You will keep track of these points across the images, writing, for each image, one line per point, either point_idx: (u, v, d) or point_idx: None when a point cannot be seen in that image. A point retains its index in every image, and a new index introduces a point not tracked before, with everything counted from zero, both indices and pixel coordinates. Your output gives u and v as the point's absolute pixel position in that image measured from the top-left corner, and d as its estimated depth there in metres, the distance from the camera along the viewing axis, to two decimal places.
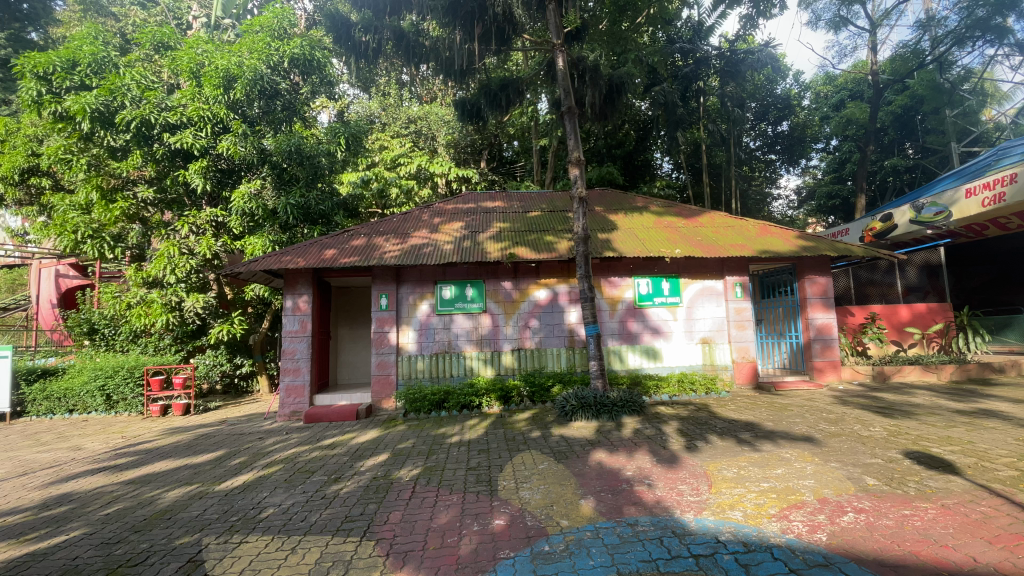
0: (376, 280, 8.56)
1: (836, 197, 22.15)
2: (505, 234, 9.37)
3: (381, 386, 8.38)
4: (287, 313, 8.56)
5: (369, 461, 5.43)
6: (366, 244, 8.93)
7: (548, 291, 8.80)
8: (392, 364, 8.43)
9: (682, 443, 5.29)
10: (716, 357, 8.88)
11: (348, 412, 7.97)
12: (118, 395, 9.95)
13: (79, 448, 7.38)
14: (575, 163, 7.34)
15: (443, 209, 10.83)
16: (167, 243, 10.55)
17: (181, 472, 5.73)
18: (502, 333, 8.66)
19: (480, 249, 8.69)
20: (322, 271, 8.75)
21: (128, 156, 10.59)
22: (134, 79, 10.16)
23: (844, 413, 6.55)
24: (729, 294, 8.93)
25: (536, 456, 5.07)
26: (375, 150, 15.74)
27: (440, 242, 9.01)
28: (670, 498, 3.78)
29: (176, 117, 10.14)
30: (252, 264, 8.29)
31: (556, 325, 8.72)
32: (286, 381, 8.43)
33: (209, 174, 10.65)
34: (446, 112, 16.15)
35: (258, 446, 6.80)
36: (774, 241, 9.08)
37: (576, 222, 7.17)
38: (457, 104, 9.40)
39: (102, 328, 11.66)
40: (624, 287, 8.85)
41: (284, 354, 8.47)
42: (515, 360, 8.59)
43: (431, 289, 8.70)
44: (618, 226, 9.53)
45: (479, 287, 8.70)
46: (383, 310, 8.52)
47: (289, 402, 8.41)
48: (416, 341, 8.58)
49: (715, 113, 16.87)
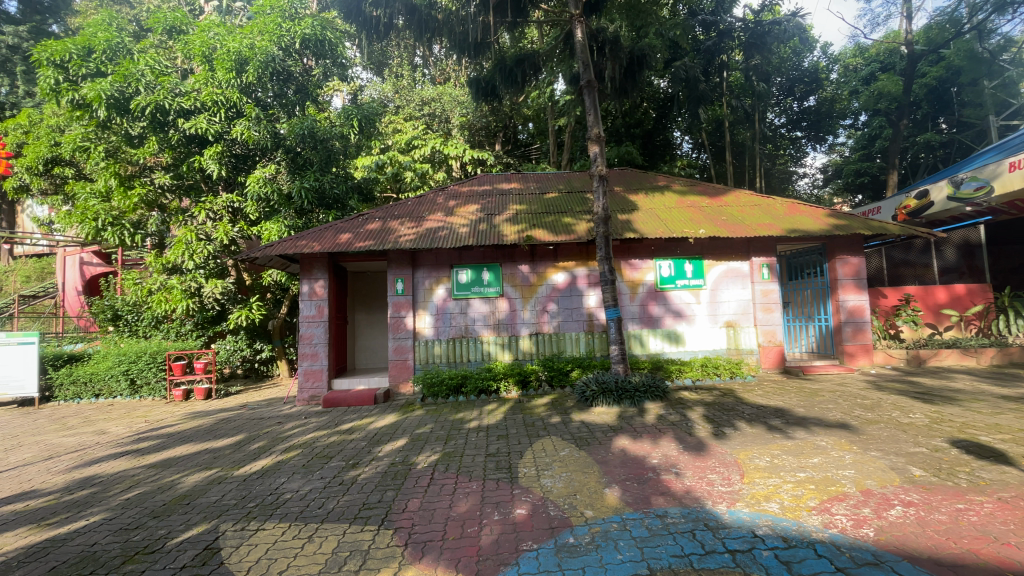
0: (392, 264, 8.45)
1: (865, 175, 21.22)
2: (522, 216, 9.15)
3: (398, 370, 8.32)
4: (303, 298, 8.50)
5: (387, 446, 5.36)
6: (381, 228, 8.80)
7: (566, 274, 8.57)
8: (409, 348, 8.35)
9: (709, 430, 5.09)
10: (741, 341, 8.58)
11: (365, 397, 7.92)
12: (142, 379, 10.11)
13: (104, 432, 7.50)
14: (595, 139, 7.04)
15: (458, 191, 10.63)
16: (184, 229, 10.61)
17: (201, 457, 5.75)
18: (519, 317, 8.48)
19: (496, 231, 8.50)
20: (338, 256, 8.66)
21: (145, 143, 10.59)
22: (148, 64, 10.10)
23: (880, 399, 6.25)
24: (755, 275, 8.59)
25: (557, 443, 4.92)
26: (389, 134, 15.56)
27: (456, 225, 8.84)
28: (701, 488, 3.59)
29: (190, 102, 10.07)
30: (268, 248, 8.23)
31: (575, 309, 8.51)
32: (304, 366, 8.41)
33: (224, 159, 10.60)
34: (460, 93, 15.85)
35: (277, 430, 6.80)
36: (804, 219, 8.68)
37: (595, 200, 6.91)
38: (472, 82, 9.15)
39: (125, 314, 11.85)
40: (645, 269, 8.58)
41: (302, 339, 8.45)
42: (533, 345, 8.41)
43: (447, 273, 8.56)
44: (639, 206, 9.24)
45: (496, 270, 8.52)
46: (399, 295, 8.41)
47: (307, 386, 8.39)
48: (432, 326, 8.48)
49: (739, 88, 16.25)
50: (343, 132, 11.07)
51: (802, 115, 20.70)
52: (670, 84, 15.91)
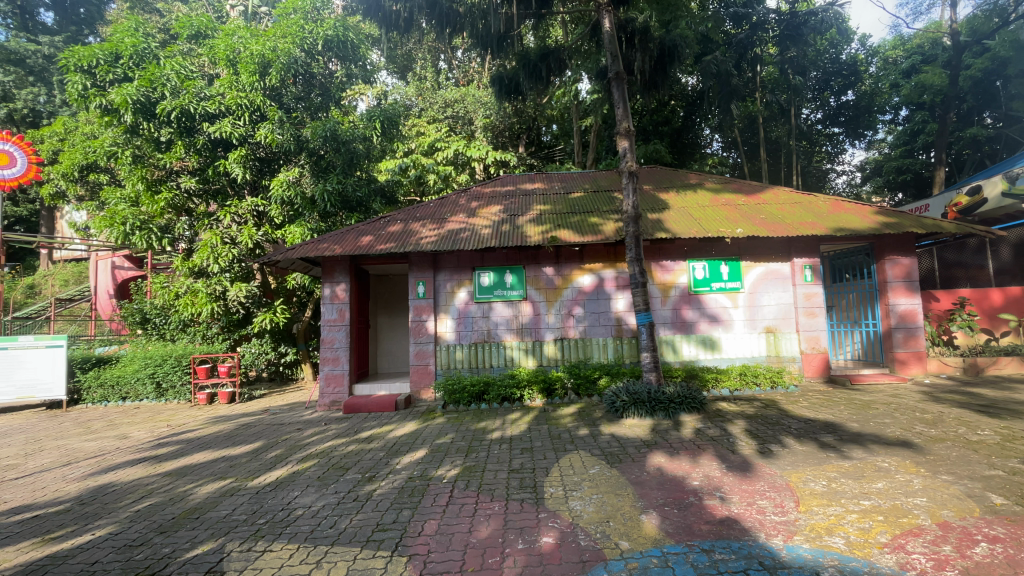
0: (413, 267, 8.24)
1: (907, 172, 20.07)
2: (547, 216, 8.82)
3: (420, 376, 8.07)
4: (325, 301, 8.35)
5: (406, 458, 5.08)
6: (403, 230, 8.60)
7: (594, 276, 8.20)
8: (430, 354, 8.10)
9: (753, 448, 4.64)
10: (781, 348, 8.06)
11: (387, 403, 7.70)
12: (167, 383, 10.18)
13: (127, 437, 7.51)
14: (624, 134, 6.68)
15: (480, 192, 10.38)
16: (210, 233, 10.67)
17: (217, 466, 5.61)
18: (543, 322, 8.14)
19: (520, 232, 8.20)
20: (360, 258, 8.48)
21: (172, 147, 10.71)
22: (174, 70, 10.26)
23: (942, 412, 5.66)
24: (796, 278, 8.08)
25: (586, 459, 4.57)
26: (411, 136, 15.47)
27: (478, 226, 8.57)
28: (749, 517, 3.18)
29: (215, 106, 10.13)
30: (289, 251, 8.13)
31: (602, 313, 8.12)
32: (326, 370, 8.25)
33: (248, 163, 10.61)
34: (483, 94, 15.65)
35: (294, 438, 6.63)
36: (850, 217, 8.11)
37: (624, 198, 6.55)
38: (494, 79, 8.94)
39: (154, 317, 12.01)
40: (677, 271, 8.15)
41: (324, 343, 8.30)
42: (559, 351, 8.06)
43: (469, 275, 8.29)
44: (669, 206, 8.82)
45: (519, 273, 8.21)
46: (420, 298, 8.19)
47: (329, 391, 8.22)
48: (454, 330, 8.21)
49: (773, 83, 15.56)
50: (366, 134, 10.95)
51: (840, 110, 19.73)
52: (698, 80, 15.37)
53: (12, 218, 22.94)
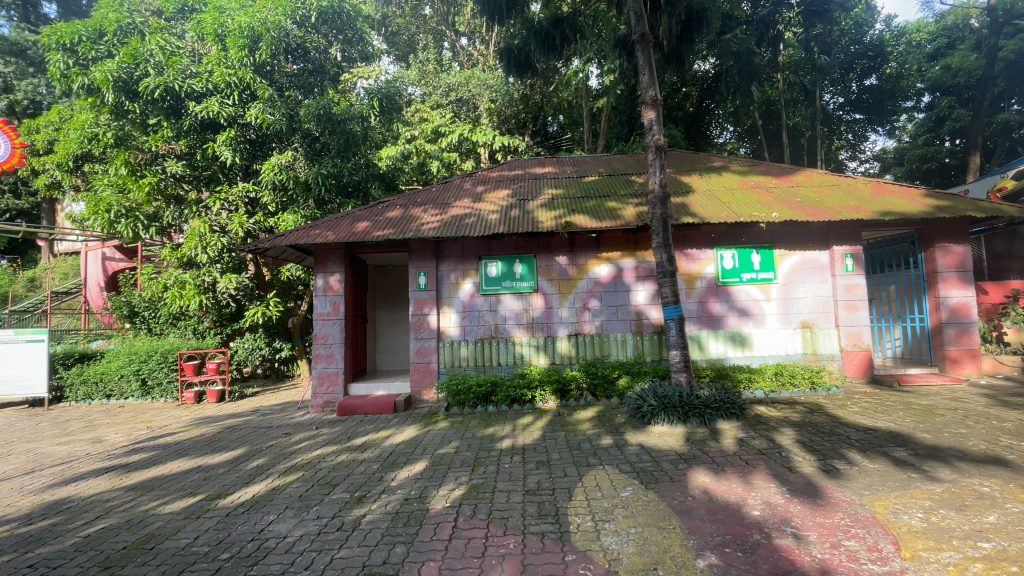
0: (413, 256, 7.54)
1: (932, 160, 19.02)
2: (559, 201, 8.09)
3: (421, 375, 7.38)
4: (317, 293, 7.65)
5: (403, 473, 4.39)
6: (402, 215, 7.88)
7: (611, 266, 7.46)
8: (432, 351, 7.40)
9: (812, 466, 3.92)
10: (819, 345, 7.32)
11: (385, 405, 7.01)
12: (153, 380, 9.54)
13: (101, 441, 6.88)
14: (650, 103, 5.93)
15: (487, 177, 9.64)
16: (198, 220, 10.04)
17: (190, 479, 4.94)
18: (556, 316, 7.42)
19: (531, 217, 7.47)
20: (355, 246, 7.79)
21: (159, 129, 10.07)
22: (158, 45, 9.55)
23: (1020, 421, 4.93)
24: (836, 268, 7.33)
25: (615, 477, 3.86)
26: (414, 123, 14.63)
27: (484, 211, 7.85)
28: (842, 567, 2.48)
29: (201, 84, 9.44)
30: (277, 239, 7.43)
31: (621, 307, 7.38)
32: (319, 368, 7.57)
33: (239, 146, 9.91)
34: (489, 77, 14.85)
35: (281, 444, 5.95)
36: (896, 201, 7.33)
37: (651, 176, 5.81)
38: (503, 53, 8.22)
39: (143, 310, 11.39)
40: (704, 260, 7.41)
41: (317, 339, 7.61)
42: (573, 347, 7.33)
43: (475, 265, 7.58)
44: (694, 189, 8.09)
45: (530, 263, 7.48)
46: (421, 290, 7.49)
47: (322, 391, 7.54)
48: (458, 325, 7.52)
49: (795, 64, 14.65)
50: (363, 114, 10.19)
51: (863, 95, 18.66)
52: (716, 62, 14.52)
53: (12, 211, 22.35)
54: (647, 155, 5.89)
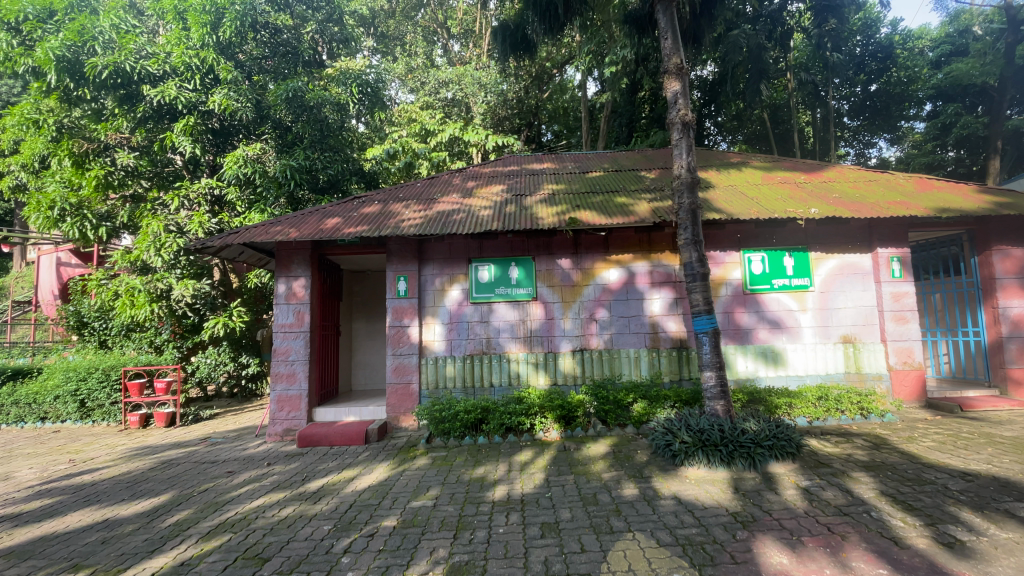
0: (392, 257, 6.46)
1: (939, 169, 18.23)
2: (561, 196, 7.05)
3: (398, 398, 6.24)
4: (278, 301, 6.52)
5: (360, 541, 3.25)
6: (380, 211, 6.79)
7: (622, 270, 6.41)
8: (413, 369, 6.27)
9: (922, 538, 2.87)
10: (863, 363, 6.32)
11: (354, 434, 5.85)
12: (93, 401, 8.32)
13: (7, 479, 5.67)
14: (674, 72, 4.94)
15: (479, 172, 8.59)
16: (151, 218, 8.91)
17: (85, 542, 3.78)
18: (558, 328, 6.33)
19: (529, 213, 6.43)
20: (324, 246, 6.69)
21: (112, 117, 9.00)
22: (111, 22, 8.53)
23: None
24: (881, 274, 6.34)
25: (654, 554, 2.77)
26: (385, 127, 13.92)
27: (475, 207, 6.81)
28: None
29: (157, 66, 8.36)
30: (229, 236, 6.30)
31: (633, 318, 6.31)
32: (278, 390, 6.42)
33: (200, 136, 8.82)
34: (482, 73, 13.87)
35: (218, 488, 4.78)
36: (948, 197, 6.39)
37: (675, 159, 4.81)
38: (499, 29, 7.68)
39: (92, 321, 10.12)
40: (729, 264, 6.41)
41: (277, 355, 6.46)
42: (579, 365, 6.24)
43: (463, 269, 6.51)
44: (715, 184, 7.13)
45: (527, 266, 6.42)
46: (400, 297, 6.39)
47: (281, 417, 6.38)
48: (444, 339, 6.41)
49: (805, 62, 13.72)
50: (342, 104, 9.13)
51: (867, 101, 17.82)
52: (720, 62, 13.69)
53: None
54: (670, 134, 4.89)
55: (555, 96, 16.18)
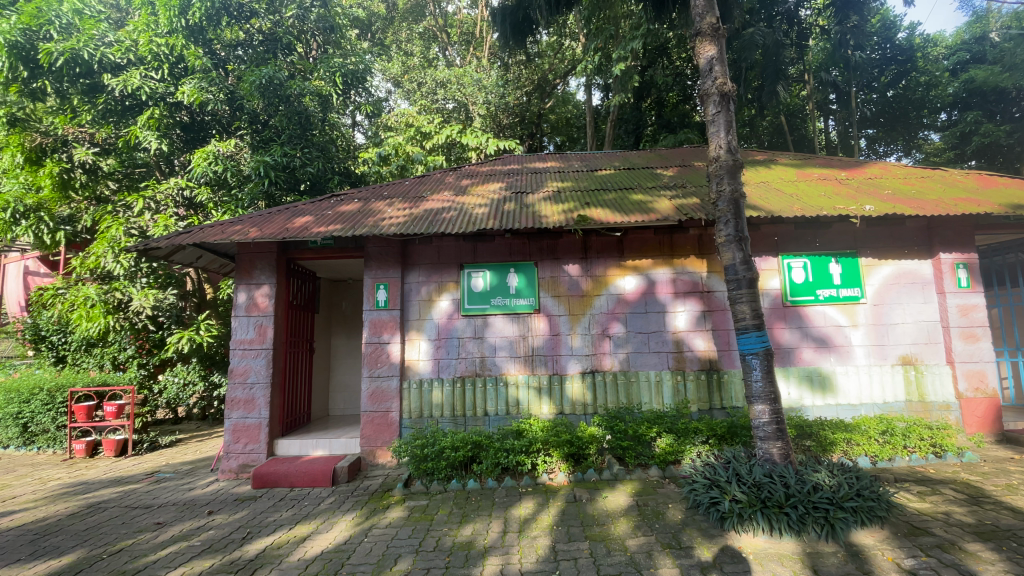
0: (370, 262, 5.54)
1: None
2: (568, 193, 6.13)
3: (375, 430, 5.25)
4: (237, 313, 5.60)
5: None
6: (359, 209, 5.86)
7: (640, 278, 5.45)
8: (392, 394, 5.29)
9: None
10: (927, 389, 5.34)
11: (319, 473, 4.91)
12: (36, 426, 7.35)
13: None
14: (708, 34, 4.05)
15: (475, 170, 7.69)
16: (111, 220, 7.94)
17: None
18: (564, 346, 5.36)
19: (530, 210, 5.50)
20: (293, 249, 5.78)
21: (73, 111, 8.20)
22: (72, 7, 7.83)
23: None
24: (946, 283, 5.37)
25: None
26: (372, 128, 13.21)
27: (469, 205, 5.90)
28: None
29: (119, 53, 7.59)
30: (178, 236, 5.37)
31: (654, 334, 5.33)
32: (234, 418, 5.45)
33: (168, 131, 7.98)
34: (482, 75, 13.05)
35: (135, 549, 3.72)
36: (1020, 193, 5.48)
37: (711, 137, 3.90)
38: (501, 14, 6.90)
39: (50, 335, 9.05)
40: (766, 272, 5.46)
41: (233, 376, 5.50)
42: (589, 391, 5.23)
43: (454, 275, 5.57)
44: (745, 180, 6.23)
45: (528, 273, 5.48)
46: (379, 309, 5.44)
47: (237, 451, 5.41)
48: (431, 358, 5.45)
49: (823, 62, 12.76)
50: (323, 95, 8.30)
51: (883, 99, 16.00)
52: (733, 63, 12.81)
53: None
54: (705, 108, 3.99)
55: (558, 108, 15.46)
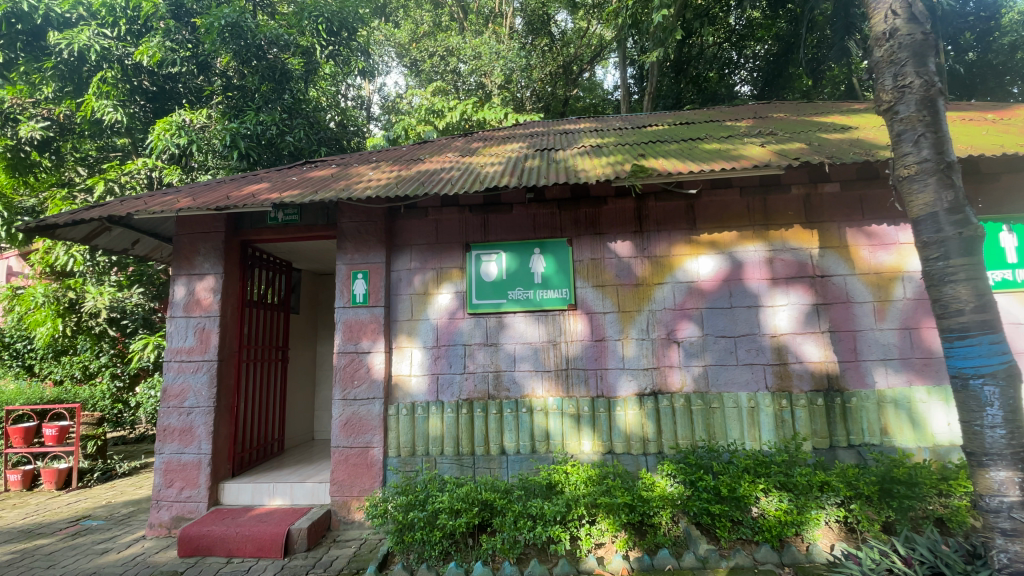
0: (343, 242, 4.07)
1: None
2: (613, 147, 4.54)
3: (348, 474, 3.77)
4: (173, 313, 4.22)
5: None
6: (333, 172, 4.41)
7: (721, 258, 3.82)
8: (372, 424, 3.81)
9: None
10: None
11: (267, 540, 3.46)
12: None
13: None
14: None
15: (490, 135, 6.12)
16: (57, 204, 6.67)
17: None
18: (613, 356, 3.77)
19: (562, 166, 3.95)
20: (247, 229, 4.38)
21: (24, 79, 7.07)
22: None
23: None
24: None
25: None
26: (386, 115, 12.17)
27: (478, 164, 4.38)
28: None
29: (66, 6, 6.71)
30: (89, 210, 4.02)
31: (743, 338, 3.71)
32: (167, 454, 4.07)
33: (125, 99, 6.75)
34: (501, 45, 11.48)
35: None
36: None
37: (873, 3, 2.33)
38: None
39: (15, 341, 7.92)
40: (907, 247, 3.75)
41: (167, 398, 4.13)
42: (650, 421, 3.64)
43: (457, 259, 4.05)
44: (856, 124, 4.53)
45: (559, 254, 3.92)
46: (355, 306, 3.98)
47: (170, 498, 4.03)
48: (426, 374, 3.93)
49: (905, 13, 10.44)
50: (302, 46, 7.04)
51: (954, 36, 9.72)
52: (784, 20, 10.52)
53: None
54: None
55: (584, 95, 13.72)
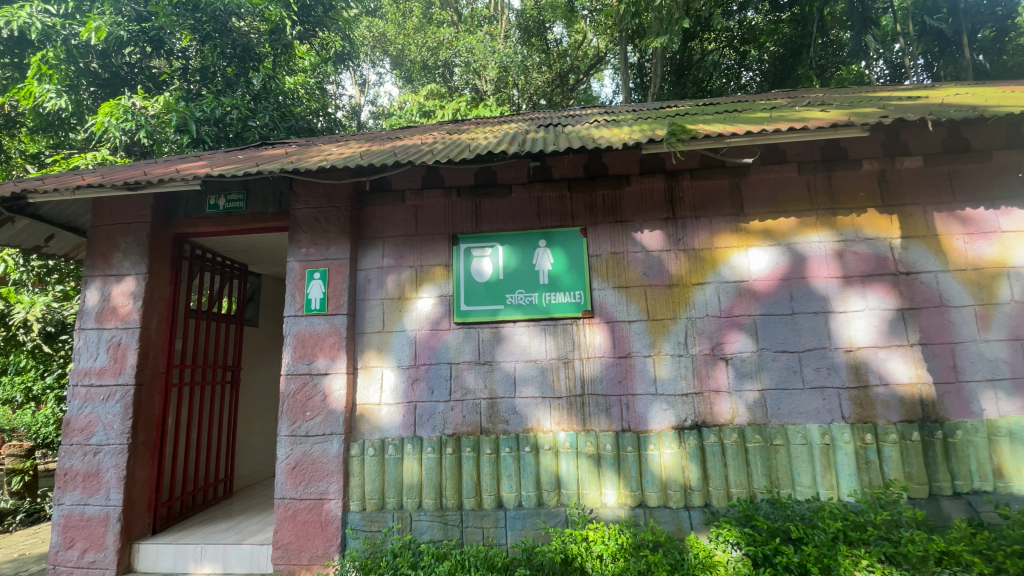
0: (297, 233, 3.23)
1: None
2: (631, 121, 3.74)
3: (297, 535, 2.87)
4: (83, 324, 3.35)
5: None
6: (290, 150, 3.58)
7: (776, 251, 3.00)
8: (330, 468, 2.92)
9: None
10: None
11: None
12: None
13: None
14: None
15: (484, 120, 5.29)
16: None
17: None
18: (642, 378, 2.92)
19: (573, 137, 3.15)
20: (180, 219, 3.52)
21: None
22: None
23: None
24: None
25: None
26: (376, 119, 11.40)
27: (469, 139, 3.57)
28: None
29: None
30: None
31: (809, 353, 2.87)
32: (66, 505, 3.15)
33: (71, 83, 5.95)
34: (496, 42, 10.78)
35: None
36: None
37: None
38: None
39: None
40: (1013, 236, 2.93)
41: (69, 434, 3.22)
42: (693, 463, 2.78)
43: (441, 255, 3.21)
44: (925, 94, 3.75)
45: (570, 247, 3.09)
46: (310, 314, 3.12)
47: (69, 564, 3.10)
48: (400, 401, 3.05)
49: None
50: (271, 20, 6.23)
51: (973, 25, 7.98)
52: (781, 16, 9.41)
53: None
54: None
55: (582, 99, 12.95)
